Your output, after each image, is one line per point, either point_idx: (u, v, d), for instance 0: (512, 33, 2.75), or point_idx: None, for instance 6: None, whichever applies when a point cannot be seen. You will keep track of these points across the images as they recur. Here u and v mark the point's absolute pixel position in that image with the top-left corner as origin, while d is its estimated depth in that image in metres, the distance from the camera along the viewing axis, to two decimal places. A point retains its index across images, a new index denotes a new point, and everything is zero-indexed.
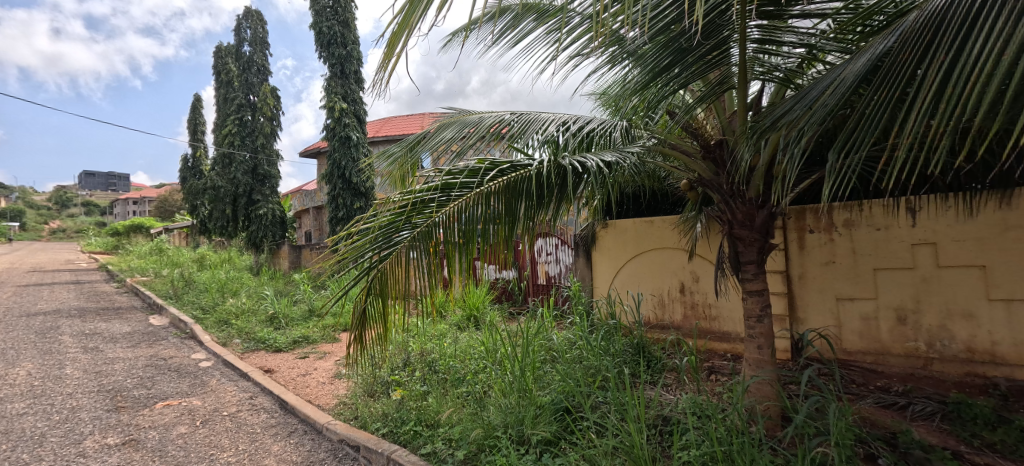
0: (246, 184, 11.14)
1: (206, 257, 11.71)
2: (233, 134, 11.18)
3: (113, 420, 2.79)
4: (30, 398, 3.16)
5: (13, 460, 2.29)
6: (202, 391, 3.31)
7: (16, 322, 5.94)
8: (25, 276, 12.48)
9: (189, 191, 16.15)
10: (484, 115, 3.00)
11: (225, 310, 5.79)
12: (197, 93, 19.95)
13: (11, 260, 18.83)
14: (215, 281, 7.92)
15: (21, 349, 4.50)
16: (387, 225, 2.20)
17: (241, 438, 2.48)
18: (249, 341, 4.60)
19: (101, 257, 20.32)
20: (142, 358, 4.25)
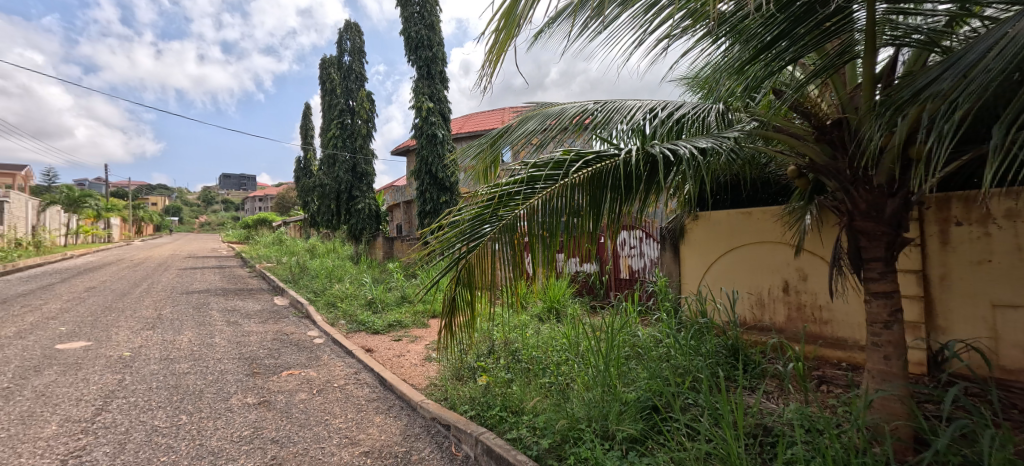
0: (347, 181, 12.37)
1: (315, 247, 13.27)
2: (337, 136, 12.47)
3: (251, 382, 3.30)
4: (193, 360, 3.87)
5: (184, 408, 2.83)
6: (317, 364, 3.78)
7: (181, 297, 7.31)
8: (185, 261, 15.29)
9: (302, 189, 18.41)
10: (566, 106, 2.95)
11: (333, 294, 6.53)
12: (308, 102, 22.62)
13: (174, 248, 23.22)
14: (323, 268, 8.95)
15: (185, 320, 5.53)
16: (476, 217, 2.28)
17: (349, 408, 2.78)
18: (352, 322, 5.13)
19: (238, 246, 24.19)
20: (270, 332, 4.96)
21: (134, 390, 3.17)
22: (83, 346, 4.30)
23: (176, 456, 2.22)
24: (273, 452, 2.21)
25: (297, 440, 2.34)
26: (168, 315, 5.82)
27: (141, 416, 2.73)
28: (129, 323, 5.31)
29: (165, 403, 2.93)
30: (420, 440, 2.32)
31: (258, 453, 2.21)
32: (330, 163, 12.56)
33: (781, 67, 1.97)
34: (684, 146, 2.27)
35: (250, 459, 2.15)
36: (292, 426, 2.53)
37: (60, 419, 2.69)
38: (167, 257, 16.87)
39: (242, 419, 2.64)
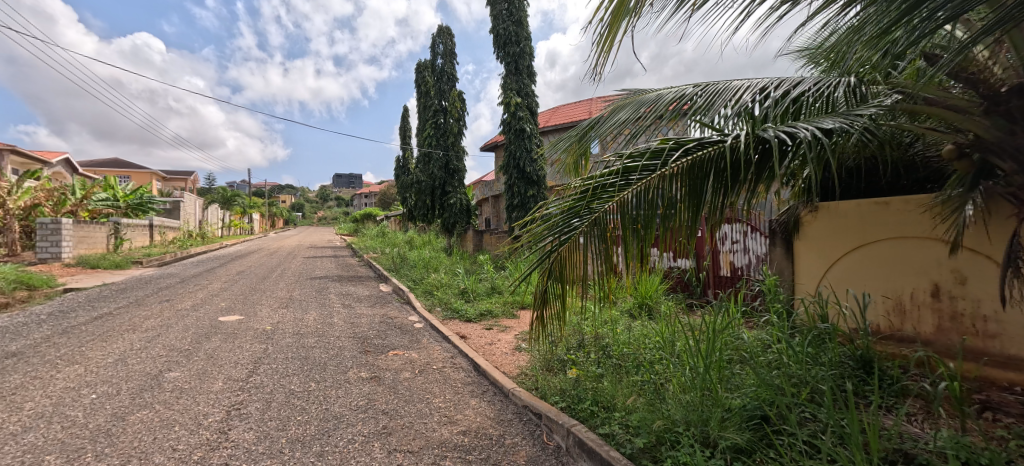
0: (440, 178, 13.18)
1: (413, 239, 14.39)
2: (431, 136, 13.33)
3: (364, 359, 3.72)
4: (318, 336, 4.47)
5: (313, 377, 3.29)
6: (418, 346, 4.11)
7: (307, 282, 8.49)
8: (308, 251, 17.67)
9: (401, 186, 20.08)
10: (662, 92, 2.78)
11: (430, 282, 7.04)
12: (406, 106, 24.58)
13: (299, 239, 27.01)
14: (420, 259, 9.69)
15: (310, 301, 6.40)
16: (569, 209, 2.27)
17: (447, 389, 2.99)
18: (447, 310, 5.50)
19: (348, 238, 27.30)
20: (378, 315, 5.53)
21: (275, 358, 3.77)
22: (238, 319, 5.23)
23: (308, 417, 2.60)
24: (384, 423, 2.46)
25: (404, 414, 2.58)
26: (298, 297, 6.79)
27: (281, 380, 3.24)
28: (269, 302, 6.32)
29: (298, 371, 3.43)
30: (513, 425, 2.40)
31: (371, 422, 2.48)
32: (425, 161, 13.51)
33: (935, 29, 1.56)
34: (803, 127, 2.01)
35: (365, 426, 2.43)
36: (399, 401, 2.80)
37: (225, 378, 3.31)
38: (295, 247, 19.65)
39: (358, 390, 2.99)
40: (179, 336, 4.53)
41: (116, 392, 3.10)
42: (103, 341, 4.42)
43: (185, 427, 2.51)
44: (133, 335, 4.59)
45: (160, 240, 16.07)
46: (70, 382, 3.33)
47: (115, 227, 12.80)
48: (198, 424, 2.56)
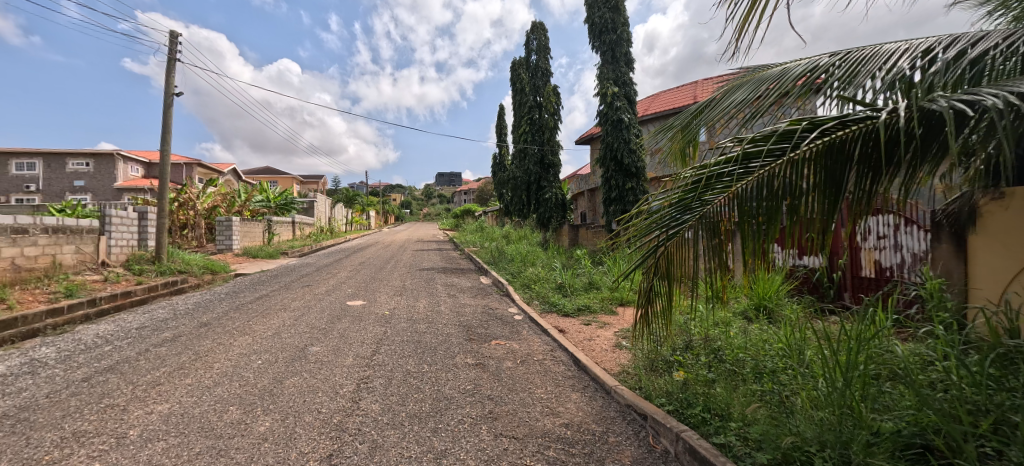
0: (536, 173, 13.47)
1: (510, 234, 14.86)
2: (527, 132, 13.61)
3: (470, 346, 3.98)
4: (428, 322, 4.89)
5: (425, 359, 3.62)
6: (518, 337, 4.25)
7: (417, 273, 9.32)
8: (416, 244, 19.38)
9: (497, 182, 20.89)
10: (789, 65, 2.41)
11: (528, 276, 7.24)
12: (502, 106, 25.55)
13: (409, 234, 29.75)
14: (517, 253, 9.99)
15: (420, 291, 7.02)
16: (678, 202, 2.11)
17: (547, 381, 3.05)
18: (545, 303, 5.60)
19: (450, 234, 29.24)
20: (480, 306, 5.85)
21: (393, 341, 4.22)
22: (362, 304, 5.96)
23: (423, 395, 2.87)
24: (490, 408, 2.61)
25: (508, 401, 2.70)
26: (410, 286, 7.50)
27: (399, 360, 3.62)
28: (386, 290, 7.09)
29: (413, 353, 3.80)
30: (616, 423, 2.36)
31: (478, 406, 2.65)
32: (521, 156, 13.89)
33: None
34: (989, 93, 1.60)
35: (473, 409, 2.60)
36: (502, 388, 2.94)
37: (354, 354, 3.81)
38: (405, 241, 21.71)
39: (466, 375, 3.21)
40: (318, 316, 5.33)
41: (275, 359, 3.77)
42: (263, 317, 5.39)
43: (326, 394, 2.96)
44: (284, 314, 5.51)
45: (300, 235, 18.98)
46: (243, 349, 4.14)
47: (268, 224, 15.45)
48: (336, 392, 3.00)
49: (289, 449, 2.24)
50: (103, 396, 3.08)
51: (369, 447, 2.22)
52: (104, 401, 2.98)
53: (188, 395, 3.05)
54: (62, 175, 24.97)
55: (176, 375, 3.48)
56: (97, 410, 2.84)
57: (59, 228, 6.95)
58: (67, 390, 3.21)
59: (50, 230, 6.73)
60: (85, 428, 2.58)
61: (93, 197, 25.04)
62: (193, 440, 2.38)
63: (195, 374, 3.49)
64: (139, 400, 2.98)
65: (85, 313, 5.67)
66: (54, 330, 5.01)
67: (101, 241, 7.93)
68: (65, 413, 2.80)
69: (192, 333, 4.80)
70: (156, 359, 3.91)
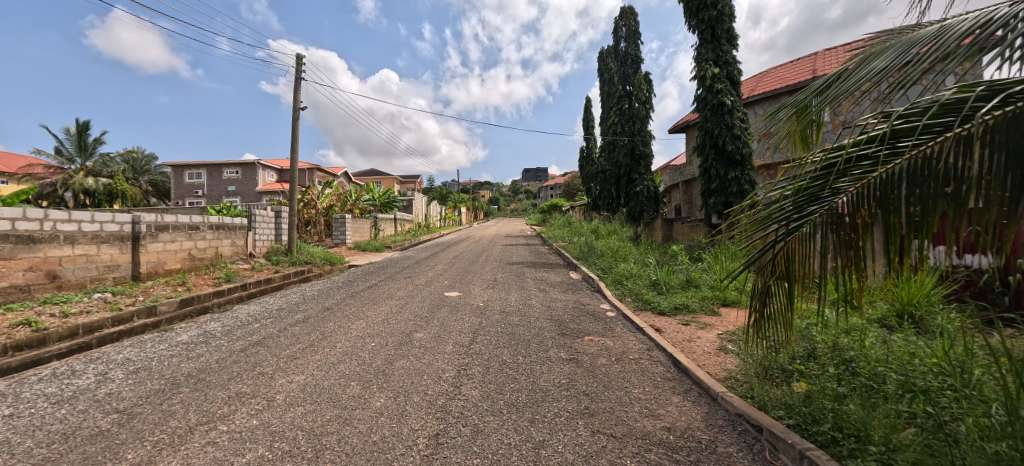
0: (627, 165, 13.05)
1: (598, 229, 14.57)
2: (616, 123, 13.19)
3: (563, 340, 4.02)
4: (520, 315, 5.05)
5: (520, 351, 3.75)
6: (612, 335, 4.17)
7: (506, 267, 9.63)
8: (505, 239, 20.01)
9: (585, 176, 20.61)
10: (950, 22, 1.98)
11: (619, 272, 7.07)
12: (589, 98, 25.07)
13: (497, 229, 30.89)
14: (608, 248, 9.79)
15: (511, 284, 7.25)
16: (803, 192, 1.88)
17: (645, 381, 2.95)
18: (639, 300, 5.41)
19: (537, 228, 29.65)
20: (572, 301, 5.85)
21: (489, 331, 4.43)
22: (458, 295, 6.35)
23: (519, 386, 2.98)
24: (586, 404, 2.61)
25: (604, 398, 2.69)
26: (501, 280, 7.79)
27: (495, 350, 3.80)
28: (479, 283, 7.45)
29: (508, 344, 3.95)
30: (725, 433, 2.21)
31: (574, 401, 2.68)
32: (611, 148, 13.55)
33: None
34: None
35: (569, 404, 2.63)
36: (598, 385, 2.92)
37: (454, 342, 4.08)
38: (493, 236, 22.48)
39: (560, 369, 3.26)
40: (420, 305, 5.81)
41: (386, 343, 4.20)
42: (374, 304, 6.03)
43: (431, 377, 3.23)
44: (391, 302, 6.10)
45: (400, 230, 20.76)
46: (359, 331, 4.68)
47: (375, 220, 17.19)
48: (439, 376, 3.25)
49: (402, 424, 2.50)
50: (256, 365, 3.73)
51: (472, 431, 2.37)
52: (258, 369, 3.61)
53: (319, 369, 3.55)
54: (220, 182, 30.45)
55: (308, 351, 4.07)
56: (252, 376, 3.45)
57: (220, 225, 8.51)
58: (230, 358, 3.94)
59: (215, 227, 8.29)
60: (244, 390, 3.15)
61: (242, 200, 30.19)
62: (324, 409, 2.77)
63: (322, 351, 4.05)
64: (282, 370, 3.55)
65: (240, 295, 6.89)
66: (219, 308, 6.19)
67: (249, 236, 9.54)
68: (231, 376, 3.44)
69: (319, 315, 5.56)
70: (293, 337, 4.61)
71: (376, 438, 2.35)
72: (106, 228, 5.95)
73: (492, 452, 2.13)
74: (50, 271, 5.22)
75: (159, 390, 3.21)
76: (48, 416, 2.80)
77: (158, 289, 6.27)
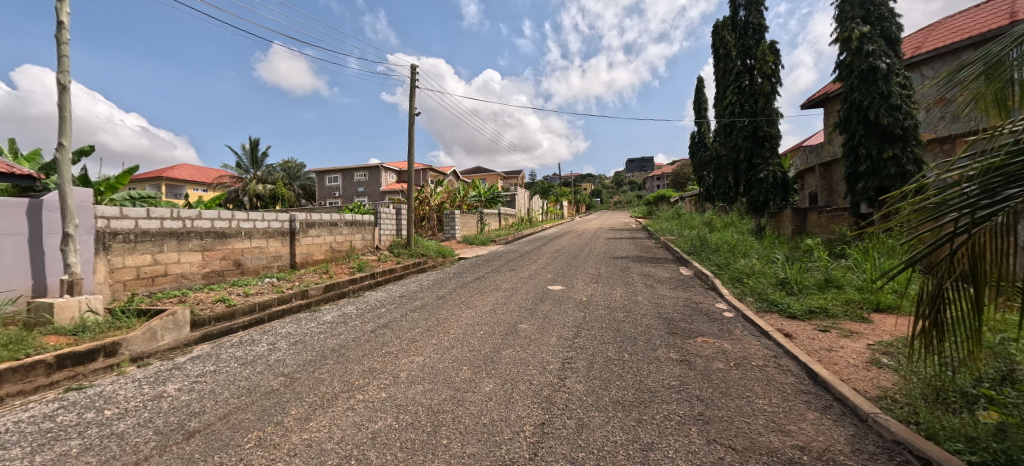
0: (747, 149, 11.67)
1: (712, 222, 13.32)
2: (734, 102, 11.86)
3: (673, 340, 3.79)
4: (625, 311, 4.91)
5: (625, 348, 3.65)
6: (730, 337, 3.81)
7: (609, 261, 9.39)
8: (607, 233, 19.45)
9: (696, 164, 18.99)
10: None
11: (738, 269, 6.39)
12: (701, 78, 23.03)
13: (599, 222, 30.27)
14: (724, 243, 8.89)
15: (615, 279, 7.07)
16: (995, 171, 1.50)
17: (772, 392, 2.64)
18: (762, 301, 4.84)
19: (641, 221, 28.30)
20: (682, 298, 5.48)
21: (592, 326, 4.39)
22: (560, 289, 6.42)
23: (625, 384, 2.92)
24: (700, 410, 2.45)
25: (721, 406, 2.48)
26: (604, 274, 7.63)
27: (600, 346, 3.76)
28: (582, 277, 7.41)
29: (612, 341, 3.88)
30: (878, 462, 1.87)
31: (686, 405, 2.53)
32: (727, 131, 12.22)
33: None
34: None
35: (680, 408, 2.50)
36: (713, 391, 2.71)
37: (557, 335, 4.15)
38: (595, 230, 22.04)
39: (669, 370, 3.10)
40: (524, 297, 6.01)
41: (494, 331, 4.45)
42: (482, 295, 6.42)
43: (536, 368, 3.34)
44: (498, 293, 6.43)
45: (504, 225, 21.62)
46: (470, 319, 5.04)
47: (481, 215, 18.22)
48: (544, 367, 3.34)
49: (509, 410, 2.64)
50: (384, 345, 4.27)
51: (576, 424, 2.40)
52: (387, 348, 4.14)
53: (436, 352, 3.93)
54: (353, 184, 35.19)
55: (427, 335, 4.53)
56: (381, 354, 3.96)
57: (354, 222, 9.87)
58: (365, 337, 4.59)
59: (350, 224, 9.64)
60: (375, 366, 3.63)
61: (370, 199, 34.51)
62: (441, 389, 3.06)
63: (438, 336, 4.46)
64: (405, 351, 4.01)
65: (370, 283, 7.91)
66: (354, 294, 7.21)
67: (376, 231, 10.87)
68: (364, 353, 4.00)
69: (434, 303, 6.12)
70: (414, 321, 5.16)
71: (486, 421, 2.52)
72: (272, 226, 7.35)
73: (597, 448, 2.14)
74: (237, 260, 6.64)
75: (312, 360, 3.88)
76: (239, 373, 3.60)
77: (309, 276, 7.54)
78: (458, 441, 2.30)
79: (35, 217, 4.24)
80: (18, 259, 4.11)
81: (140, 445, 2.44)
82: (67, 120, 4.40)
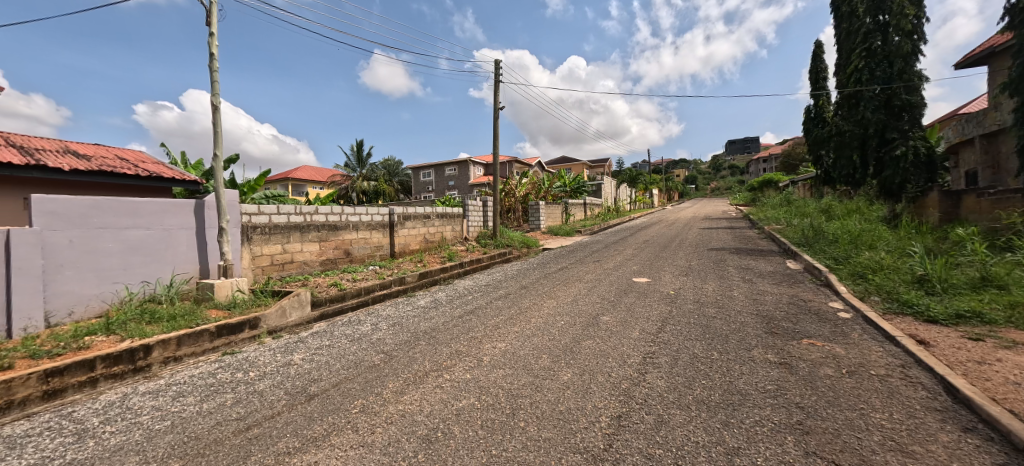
0: (878, 121, 9.97)
1: (831, 208, 11.56)
2: (861, 68, 10.14)
3: (772, 341, 3.44)
4: (718, 307, 4.56)
5: (715, 346, 3.41)
6: (845, 341, 3.34)
7: (702, 252, 8.73)
8: (702, 222, 18.00)
9: (814, 143, 16.58)
10: None
11: (861, 263, 5.51)
12: (820, 44, 20.00)
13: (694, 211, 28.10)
14: (845, 233, 7.70)
15: (708, 272, 6.58)
16: None
17: (894, 406, 2.27)
18: (892, 301, 4.13)
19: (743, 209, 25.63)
20: (786, 295, 4.91)
21: (679, 321, 4.17)
22: (646, 281, 6.17)
23: (712, 383, 2.74)
24: (799, 418, 2.21)
25: (828, 417, 2.21)
26: (696, 267, 7.14)
27: (686, 342, 3.56)
28: (671, 269, 7.01)
29: (701, 337, 3.65)
30: None
31: (783, 412, 2.30)
32: (851, 103, 10.56)
33: None
34: None
35: (775, 414, 2.28)
36: (818, 399, 2.41)
37: (640, 329, 4.02)
38: (688, 219, 20.51)
39: (765, 373, 2.83)
40: (608, 289, 5.90)
41: (575, 322, 4.46)
42: (565, 285, 6.44)
43: (616, 360, 3.29)
44: (581, 284, 6.40)
45: (589, 215, 21.25)
46: (551, 309, 5.11)
47: (565, 206, 18.15)
48: (624, 361, 3.28)
49: (586, 400, 2.66)
50: (469, 330, 4.54)
51: (655, 420, 2.33)
52: (473, 333, 4.40)
53: (517, 339, 4.08)
54: (444, 179, 37.42)
55: (510, 322, 4.71)
56: (467, 339, 4.22)
57: (445, 214, 10.53)
58: (454, 322, 4.93)
59: (441, 216, 10.31)
60: (461, 349, 3.89)
61: (460, 192, 36.41)
62: (521, 374, 3.17)
63: (519, 324, 4.60)
64: (489, 337, 4.22)
65: (459, 272, 8.40)
66: (444, 281, 7.73)
67: (464, 223, 11.46)
68: (451, 337, 4.30)
69: (517, 292, 6.31)
70: (498, 309, 5.39)
71: (562, 408, 2.57)
72: (375, 219, 8.17)
73: (677, 447, 2.06)
74: (347, 250, 7.53)
75: (407, 340, 4.29)
76: (348, 349, 4.13)
77: (406, 264, 8.27)
78: (535, 425, 2.39)
79: (199, 214, 5.28)
80: (189, 248, 5.17)
81: (274, 403, 2.96)
82: (219, 135, 5.38)
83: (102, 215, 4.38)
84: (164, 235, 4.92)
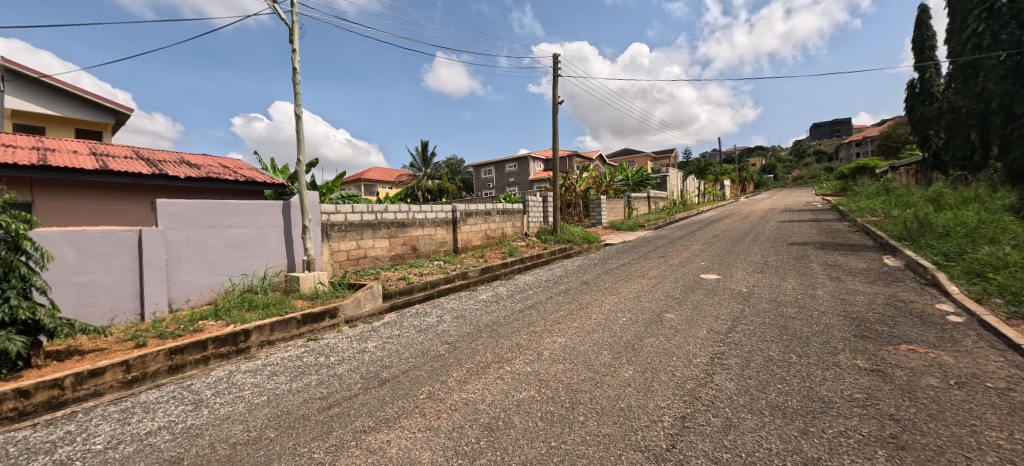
0: (1003, 93, 8.52)
1: (942, 196, 10.04)
2: (982, 31, 8.86)
3: (861, 345, 3.10)
4: (798, 306, 4.19)
5: (793, 349, 3.15)
6: (955, 348, 2.92)
7: (781, 248, 8.04)
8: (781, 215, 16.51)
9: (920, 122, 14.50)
10: None
11: (979, 260, 4.75)
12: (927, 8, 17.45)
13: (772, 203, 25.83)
14: (960, 224, 6.66)
15: (788, 269, 6.04)
16: None
17: (1016, 425, 1.97)
18: (1019, 303, 3.53)
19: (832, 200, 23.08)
20: (882, 295, 4.39)
21: (752, 321, 3.91)
22: (715, 278, 5.83)
23: (789, 388, 2.55)
24: (892, 432, 1.99)
25: (928, 432, 1.96)
26: (774, 263, 6.60)
27: (760, 343, 3.33)
28: (745, 265, 6.55)
29: (777, 339, 3.39)
30: None
31: (873, 423, 2.08)
32: (968, 75, 9.21)
33: None
34: None
35: (863, 425, 2.07)
36: (916, 412, 2.15)
37: (708, 328, 3.82)
38: (765, 211, 18.89)
39: (852, 380, 2.57)
40: (673, 285, 5.67)
41: (637, 319, 4.36)
42: (627, 281, 6.29)
43: (681, 359, 3.17)
44: (644, 280, 6.21)
45: (654, 209, 20.39)
46: (613, 305, 5.04)
47: (627, 200, 17.59)
48: (690, 360, 3.15)
49: (648, 398, 2.60)
50: (529, 324, 4.62)
51: (722, 423, 2.23)
52: (532, 327, 4.48)
53: (577, 334, 4.09)
54: (504, 176, 37.99)
55: (570, 318, 4.71)
56: (527, 333, 4.30)
57: (505, 211, 10.72)
58: (514, 316, 5.05)
59: (501, 212, 10.51)
60: (522, 342, 3.98)
61: (519, 189, 36.75)
62: (580, 369, 3.18)
63: (580, 319, 4.60)
64: (549, 331, 4.27)
65: (519, 267, 8.53)
66: (505, 276, 7.90)
67: (524, 219, 11.58)
68: (512, 331, 4.41)
69: (578, 288, 6.28)
70: (557, 304, 5.42)
71: (623, 405, 2.55)
72: (439, 216, 8.55)
73: (747, 452, 1.96)
74: (414, 245, 7.97)
75: (470, 333, 4.48)
76: (415, 339, 4.40)
77: (468, 259, 8.57)
78: (594, 420, 2.39)
79: (287, 214, 5.89)
80: (278, 244, 5.79)
81: (352, 385, 3.25)
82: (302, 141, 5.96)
83: (210, 215, 5.05)
84: (258, 233, 5.56)
